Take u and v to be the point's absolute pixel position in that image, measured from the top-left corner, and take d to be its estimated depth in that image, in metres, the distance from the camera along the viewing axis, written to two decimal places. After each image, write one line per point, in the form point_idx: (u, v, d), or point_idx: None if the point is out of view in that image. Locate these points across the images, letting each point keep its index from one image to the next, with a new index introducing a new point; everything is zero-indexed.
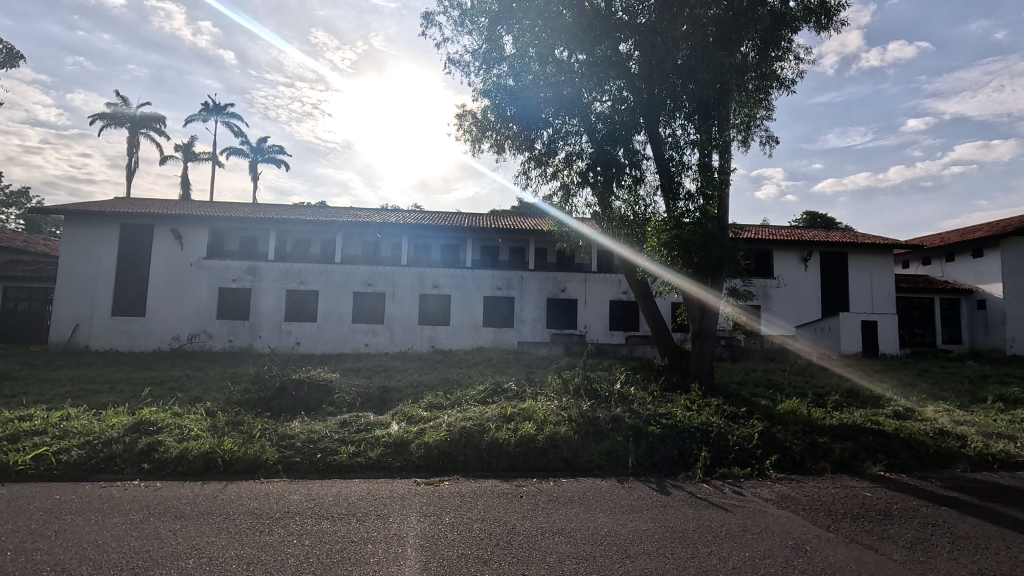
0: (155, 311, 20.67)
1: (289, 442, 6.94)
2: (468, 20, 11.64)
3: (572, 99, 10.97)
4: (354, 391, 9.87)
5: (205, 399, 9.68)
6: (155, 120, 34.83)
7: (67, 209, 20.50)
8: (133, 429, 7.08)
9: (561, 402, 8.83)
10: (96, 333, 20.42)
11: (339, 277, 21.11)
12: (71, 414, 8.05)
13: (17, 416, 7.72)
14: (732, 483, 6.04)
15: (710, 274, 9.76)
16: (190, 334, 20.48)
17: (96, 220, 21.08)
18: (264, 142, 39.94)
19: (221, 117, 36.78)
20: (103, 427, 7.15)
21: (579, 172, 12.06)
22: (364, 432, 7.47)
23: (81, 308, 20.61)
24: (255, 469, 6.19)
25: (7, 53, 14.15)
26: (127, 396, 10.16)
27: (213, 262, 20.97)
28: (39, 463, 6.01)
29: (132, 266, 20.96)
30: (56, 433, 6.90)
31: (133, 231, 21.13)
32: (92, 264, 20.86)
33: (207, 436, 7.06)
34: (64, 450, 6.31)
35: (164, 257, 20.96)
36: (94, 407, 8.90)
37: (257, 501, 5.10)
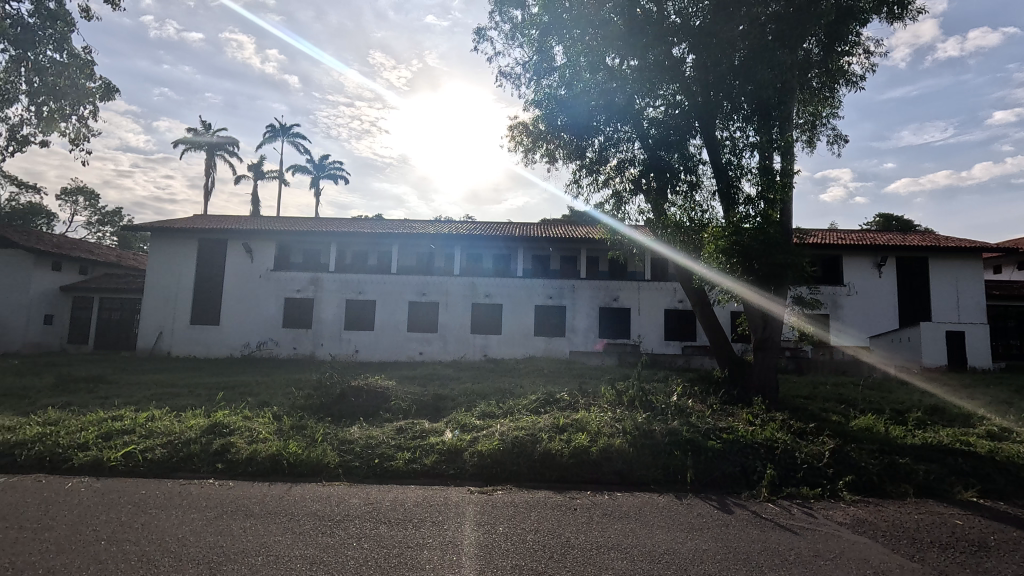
0: (228, 320, 22.10)
1: (349, 447, 7.20)
2: (519, 33, 11.82)
3: (624, 105, 10.82)
4: (409, 398, 10.12)
5: (272, 404, 10.22)
6: (230, 144, 37.61)
7: (154, 226, 22.39)
8: (209, 430, 7.57)
9: (616, 414, 8.62)
10: (177, 340, 22.11)
11: (395, 286, 21.81)
12: (155, 415, 8.71)
13: (111, 417, 8.44)
14: (801, 504, 5.68)
15: (774, 282, 9.33)
16: (259, 342, 21.76)
17: (178, 236, 22.88)
18: (326, 159, 42.20)
19: (288, 136, 39.19)
20: (182, 428, 7.70)
21: (632, 178, 11.89)
22: (420, 439, 7.63)
23: (164, 317, 22.38)
24: (318, 472, 6.45)
25: (106, 88, 15.72)
26: (204, 399, 10.89)
27: (279, 273, 22.20)
28: (129, 460, 6.55)
29: (208, 278, 22.53)
30: (143, 433, 7.47)
31: (209, 246, 22.74)
32: (174, 276, 22.63)
33: (274, 439, 7.46)
34: (150, 449, 6.83)
35: (236, 270, 22.43)
36: (175, 410, 9.59)
37: (319, 503, 5.32)
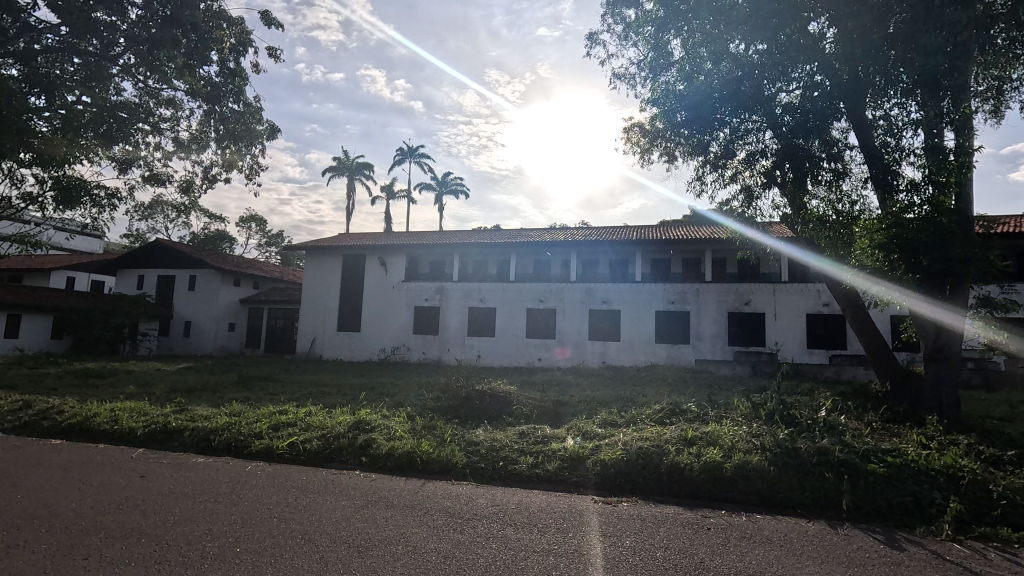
0: (368, 327, 24.46)
1: (475, 448, 7.52)
2: (633, 32, 11.55)
3: (753, 93, 10.09)
4: (531, 404, 10.29)
5: (406, 404, 11.07)
6: (367, 168, 41.77)
7: (308, 245, 25.61)
8: (355, 426, 8.41)
9: (752, 428, 7.91)
10: (327, 344, 25.00)
11: (514, 294, 22.41)
12: (313, 411, 9.92)
13: (279, 411, 9.80)
14: (1000, 549, 4.69)
15: (950, 280, 7.89)
16: (393, 347, 23.76)
17: (327, 253, 25.91)
18: (448, 176, 44.97)
19: (415, 157, 42.51)
20: (333, 423, 8.66)
21: (764, 171, 10.94)
22: (542, 444, 7.70)
23: (316, 324, 25.43)
24: (448, 470, 6.82)
25: (271, 129, 18.51)
26: (350, 398, 12.15)
27: (409, 284, 24.05)
28: (292, 449, 7.51)
29: (351, 290, 25.17)
30: (302, 426, 8.53)
31: (352, 261, 25.42)
32: (324, 288, 25.64)
33: (409, 437, 8.05)
34: (308, 441, 7.77)
35: (374, 281, 24.76)
36: (328, 407, 10.82)
37: (450, 500, 5.62)
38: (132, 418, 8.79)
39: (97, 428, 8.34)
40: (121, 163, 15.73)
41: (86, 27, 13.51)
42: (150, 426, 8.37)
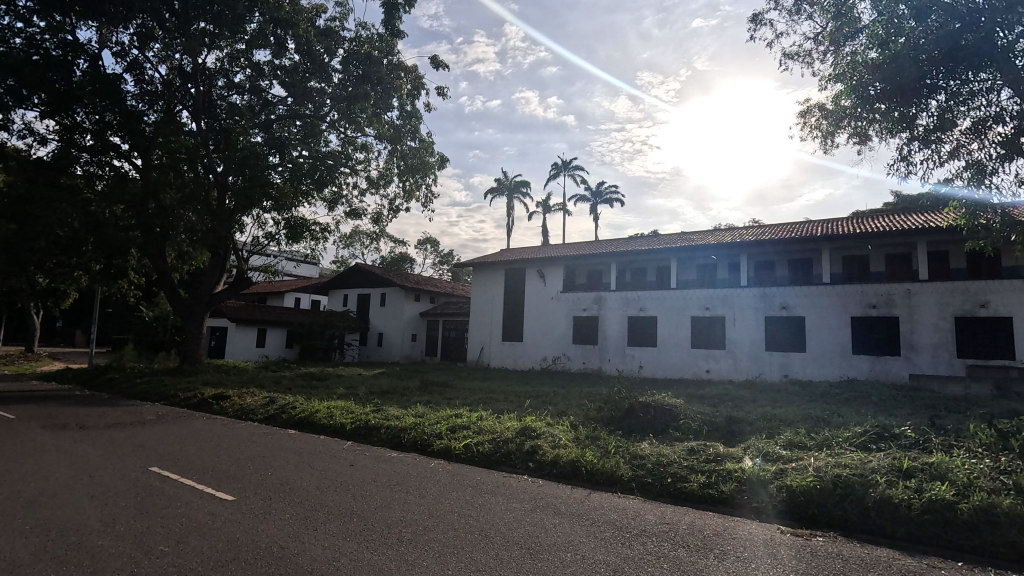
0: (530, 337, 25.49)
1: (641, 462, 7.31)
2: (806, 4, 10.26)
3: (980, 45, 8.18)
4: (700, 419, 9.65)
5: (569, 413, 11.25)
6: (523, 186, 44.04)
7: (474, 262, 27.73)
8: (522, 433, 8.81)
9: (998, 463, 6.29)
10: (494, 354, 26.67)
11: (677, 302, 21.28)
12: (484, 416, 10.66)
13: (455, 414, 10.75)
14: None
15: None
16: (554, 356, 24.37)
17: (491, 268, 27.73)
18: (602, 185, 44.89)
19: (569, 170, 43.38)
20: (503, 428, 9.19)
21: (1002, 139, 8.73)
22: (714, 463, 7.16)
23: (484, 335, 27.31)
24: (613, 482, 6.74)
25: (441, 159, 20.73)
26: (516, 405, 12.79)
27: (568, 294, 24.46)
28: (468, 451, 8.16)
29: (514, 302, 26.52)
30: (475, 430, 9.22)
31: (513, 274, 26.80)
32: (490, 301, 27.45)
33: (573, 446, 8.16)
34: (481, 443, 8.37)
35: (534, 293, 25.75)
36: (497, 412, 11.55)
37: (617, 513, 5.55)
38: (342, 415, 10.47)
39: (318, 422, 10.11)
40: (330, 202, 19.02)
41: (305, 95, 16.90)
42: (356, 422, 9.87)
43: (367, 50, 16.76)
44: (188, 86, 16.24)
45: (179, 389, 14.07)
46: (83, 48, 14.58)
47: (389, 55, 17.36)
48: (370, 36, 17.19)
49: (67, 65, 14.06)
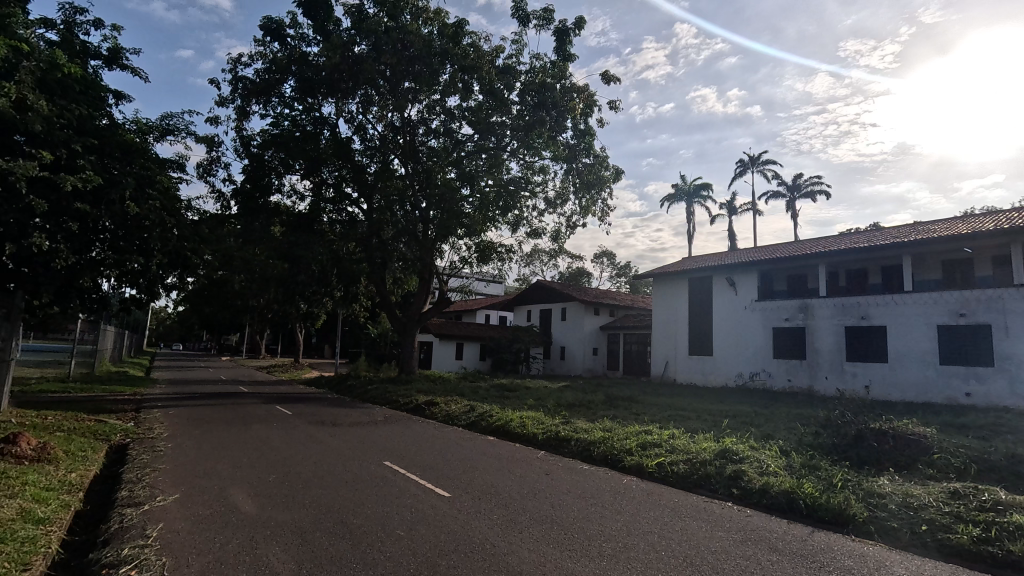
0: (721, 351, 23.48)
1: (880, 501, 6.10)
2: None
3: None
4: (964, 454, 7.69)
5: (777, 437, 10.01)
6: (704, 189, 41.34)
7: (655, 273, 26.75)
8: (721, 455, 8.11)
9: None
10: (680, 369, 25.21)
11: (914, 308, 17.45)
12: (676, 434, 10.12)
13: (645, 430, 10.42)
14: None
15: None
16: (752, 373, 22.01)
17: (673, 278, 26.40)
18: (801, 178, 39.57)
19: (758, 166, 39.34)
20: (699, 449, 8.59)
21: None
22: (993, 513, 5.60)
23: (669, 349, 26.03)
24: (844, 522, 5.75)
25: (616, 172, 20.71)
26: (712, 425, 11.88)
27: (765, 303, 21.94)
28: (661, 470, 7.82)
29: (700, 313, 24.78)
30: (668, 448, 8.77)
31: (698, 284, 25.12)
32: (673, 313, 26.11)
33: (786, 475, 7.21)
34: (676, 463, 7.94)
35: (724, 303, 23.70)
36: (690, 431, 10.87)
37: (853, 559, 4.71)
38: (534, 425, 11.01)
39: (513, 430, 10.79)
40: (513, 225, 20.43)
41: (489, 130, 18.58)
42: (547, 433, 10.27)
43: (542, 79, 17.78)
44: (399, 138, 19.05)
45: (399, 395, 16.48)
46: (326, 121, 18.33)
47: (561, 79, 18.17)
48: (544, 65, 18.23)
49: (316, 136, 17.84)
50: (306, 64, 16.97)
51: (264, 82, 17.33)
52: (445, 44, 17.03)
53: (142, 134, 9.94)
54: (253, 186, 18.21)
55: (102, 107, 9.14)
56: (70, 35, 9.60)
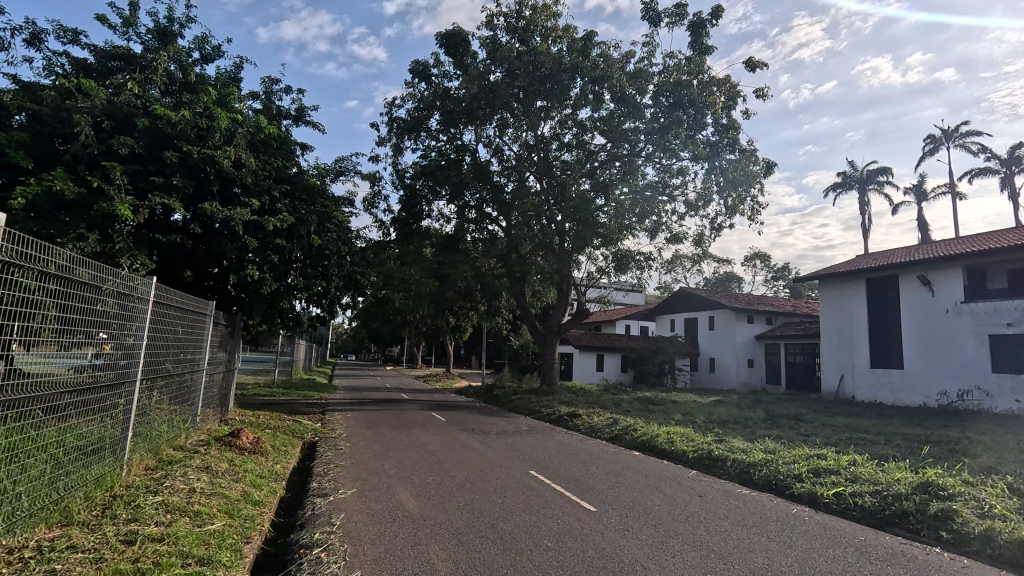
0: (915, 363, 19.73)
1: None
2: None
3: None
4: None
5: (1001, 471, 8.09)
6: (881, 173, 35.53)
7: (821, 275, 23.56)
8: (921, 489, 6.77)
9: None
10: (860, 384, 21.72)
11: None
12: (857, 460, 8.72)
13: (816, 454, 9.17)
14: None
15: None
16: (961, 391, 18.12)
17: (845, 280, 22.97)
18: (1020, 148, 31.97)
19: (954, 140, 32.75)
20: (890, 479, 7.27)
21: None
22: None
23: (843, 361, 22.60)
24: None
25: (767, 166, 18.87)
26: (906, 451, 10.03)
27: (975, 306, 17.96)
28: (841, 501, 6.78)
29: (884, 319, 21.16)
30: (848, 476, 7.59)
31: (879, 285, 21.51)
32: (847, 319, 22.65)
33: (1020, 519, 5.74)
34: (859, 494, 6.82)
35: (915, 306, 19.93)
36: (876, 457, 9.31)
37: None
38: (683, 442, 10.36)
39: (660, 446, 10.29)
40: (651, 231, 19.70)
41: (621, 137, 18.29)
42: (699, 451, 9.60)
43: (677, 77, 17.00)
44: (534, 156, 19.63)
45: (542, 406, 16.79)
46: (467, 147, 19.70)
47: (698, 75, 17.20)
48: (678, 62, 17.46)
49: (459, 162, 19.25)
50: (448, 98, 18.49)
51: (414, 119, 19.27)
52: (575, 58, 17.25)
53: (321, 177, 11.71)
54: (407, 214, 20.23)
55: (292, 158, 10.99)
56: (269, 103, 11.75)
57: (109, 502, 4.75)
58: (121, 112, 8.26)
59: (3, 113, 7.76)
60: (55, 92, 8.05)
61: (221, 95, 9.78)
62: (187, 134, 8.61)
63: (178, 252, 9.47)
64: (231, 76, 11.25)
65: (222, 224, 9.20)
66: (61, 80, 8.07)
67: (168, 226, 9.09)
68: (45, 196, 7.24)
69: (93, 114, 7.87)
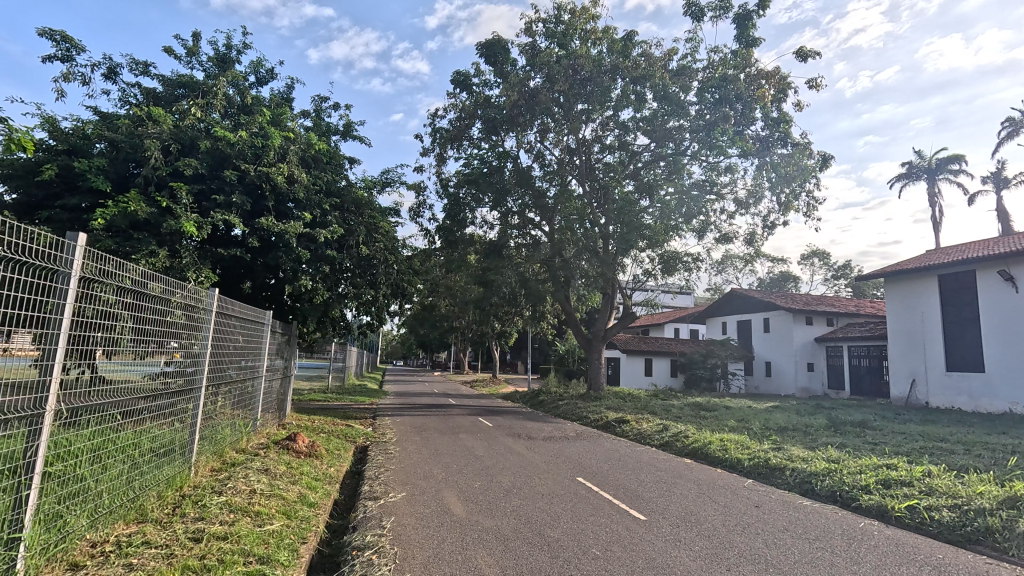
0: (998, 366, 18.14)
1: None
2: None
3: None
4: None
5: None
6: (952, 162, 33.08)
7: (886, 272, 22.10)
8: (1008, 504, 6.19)
9: None
10: (935, 389, 20.19)
11: None
12: (933, 471, 8.10)
13: (886, 464, 8.59)
14: None
15: None
16: None
17: (914, 277, 21.44)
18: None
19: None
20: (971, 492, 6.70)
21: None
22: None
23: (915, 363, 21.06)
24: None
25: (823, 159, 17.98)
26: (989, 462, 9.24)
27: None
28: (914, 515, 6.31)
29: (960, 319, 19.59)
30: (923, 488, 7.04)
31: (954, 281, 19.94)
32: (917, 320, 21.12)
33: None
34: (936, 508, 6.32)
35: (996, 304, 18.34)
36: (955, 468, 8.63)
37: None
38: (738, 450, 9.95)
39: (713, 454, 9.92)
40: (699, 232, 19.12)
41: (665, 136, 17.91)
42: (755, 459, 9.18)
43: (722, 72, 16.50)
44: (576, 159, 19.52)
45: (589, 411, 16.56)
46: (509, 154, 19.83)
47: (745, 68, 16.65)
48: (724, 57, 16.95)
49: (501, 169, 19.38)
50: (489, 106, 18.71)
51: (456, 129, 19.62)
52: (615, 59, 17.11)
53: (368, 189, 12.13)
54: (451, 221, 20.54)
55: (341, 172, 11.43)
56: (319, 120, 12.29)
57: (178, 501, 5.08)
58: (186, 136, 8.86)
59: (84, 142, 8.48)
60: (129, 120, 8.74)
61: (274, 115, 10.32)
62: (245, 153, 9.13)
63: (238, 264, 10.03)
64: (284, 97, 11.85)
65: (278, 237, 9.67)
66: (134, 109, 8.76)
67: (229, 241, 9.65)
68: (121, 216, 7.84)
69: (162, 139, 8.48)
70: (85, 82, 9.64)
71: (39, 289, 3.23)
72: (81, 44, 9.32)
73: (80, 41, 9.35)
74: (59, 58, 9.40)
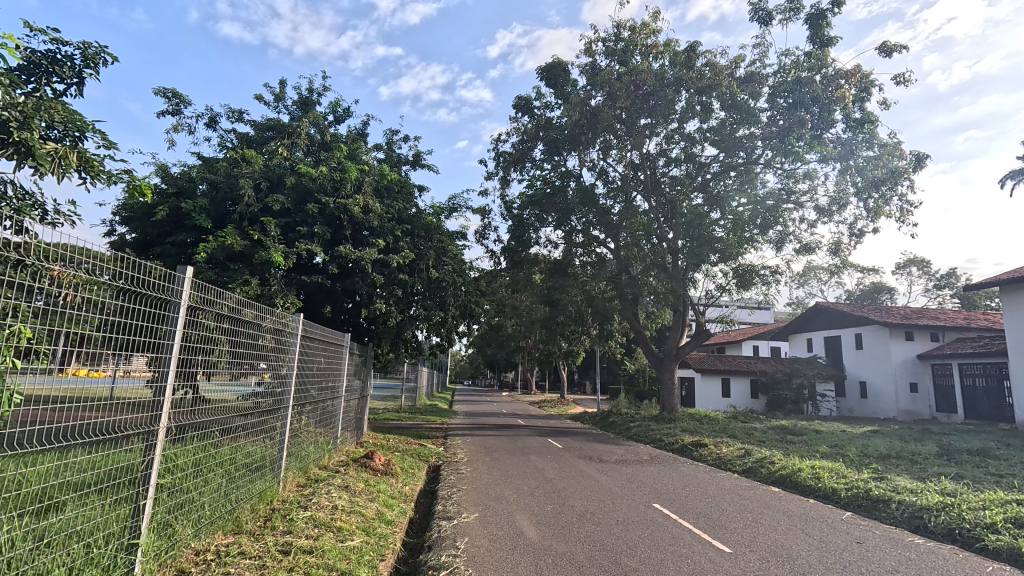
0: None
1: None
2: None
3: None
4: None
5: None
6: None
7: (1002, 280, 19.62)
8: None
9: None
10: None
11: None
12: None
13: (1016, 499, 7.49)
14: None
15: None
16: None
17: None
18: None
19: None
20: None
21: None
22: None
23: None
24: None
25: (917, 158, 16.45)
26: None
27: None
28: None
29: None
30: None
31: None
32: None
33: None
34: None
35: None
36: None
37: None
38: (833, 479, 9.12)
39: (803, 482, 9.16)
40: (777, 243, 18.06)
41: (735, 145, 17.20)
42: (853, 490, 8.36)
43: (796, 75, 15.71)
44: (640, 174, 19.20)
45: (663, 434, 15.87)
46: (572, 173, 19.87)
47: (821, 69, 15.75)
48: (797, 59, 16.16)
49: (565, 188, 19.39)
50: (551, 127, 18.95)
51: (519, 152, 19.99)
52: (678, 72, 16.83)
53: (437, 214, 12.58)
54: (516, 242, 20.78)
55: (412, 200, 11.93)
56: (391, 151, 13.01)
57: (269, 514, 5.41)
58: (274, 173, 9.67)
59: (190, 185, 9.46)
60: (226, 163, 9.69)
61: (351, 149, 11.03)
62: (325, 187, 9.81)
63: (320, 290, 10.69)
64: (359, 132, 12.68)
65: (355, 264, 10.24)
66: (230, 153, 9.72)
67: (311, 268, 10.33)
68: (219, 249, 8.63)
69: (254, 177, 9.31)
70: (191, 131, 10.83)
71: (152, 317, 3.61)
72: (188, 99, 10.54)
73: (187, 96, 10.57)
74: (170, 112, 10.65)
